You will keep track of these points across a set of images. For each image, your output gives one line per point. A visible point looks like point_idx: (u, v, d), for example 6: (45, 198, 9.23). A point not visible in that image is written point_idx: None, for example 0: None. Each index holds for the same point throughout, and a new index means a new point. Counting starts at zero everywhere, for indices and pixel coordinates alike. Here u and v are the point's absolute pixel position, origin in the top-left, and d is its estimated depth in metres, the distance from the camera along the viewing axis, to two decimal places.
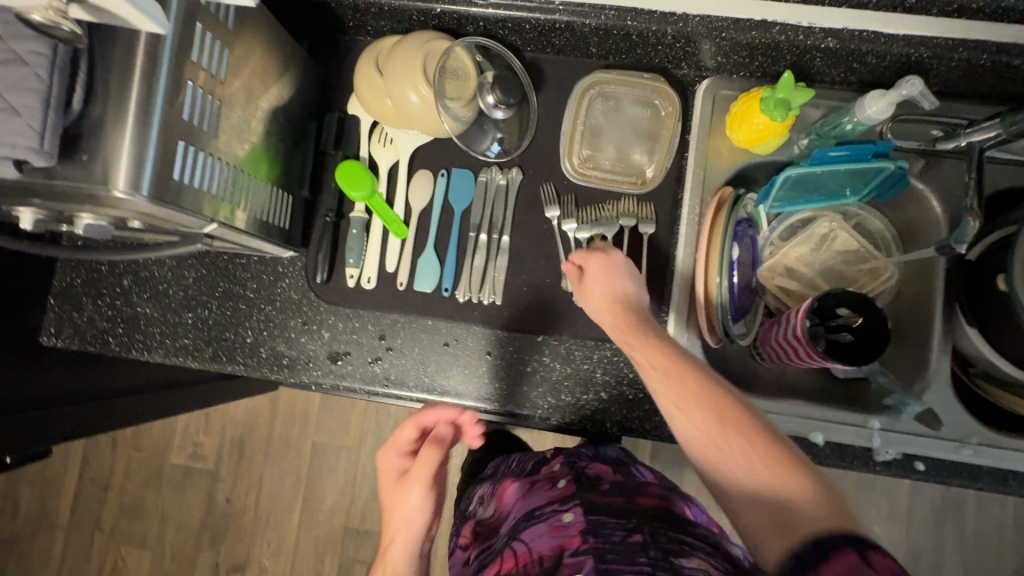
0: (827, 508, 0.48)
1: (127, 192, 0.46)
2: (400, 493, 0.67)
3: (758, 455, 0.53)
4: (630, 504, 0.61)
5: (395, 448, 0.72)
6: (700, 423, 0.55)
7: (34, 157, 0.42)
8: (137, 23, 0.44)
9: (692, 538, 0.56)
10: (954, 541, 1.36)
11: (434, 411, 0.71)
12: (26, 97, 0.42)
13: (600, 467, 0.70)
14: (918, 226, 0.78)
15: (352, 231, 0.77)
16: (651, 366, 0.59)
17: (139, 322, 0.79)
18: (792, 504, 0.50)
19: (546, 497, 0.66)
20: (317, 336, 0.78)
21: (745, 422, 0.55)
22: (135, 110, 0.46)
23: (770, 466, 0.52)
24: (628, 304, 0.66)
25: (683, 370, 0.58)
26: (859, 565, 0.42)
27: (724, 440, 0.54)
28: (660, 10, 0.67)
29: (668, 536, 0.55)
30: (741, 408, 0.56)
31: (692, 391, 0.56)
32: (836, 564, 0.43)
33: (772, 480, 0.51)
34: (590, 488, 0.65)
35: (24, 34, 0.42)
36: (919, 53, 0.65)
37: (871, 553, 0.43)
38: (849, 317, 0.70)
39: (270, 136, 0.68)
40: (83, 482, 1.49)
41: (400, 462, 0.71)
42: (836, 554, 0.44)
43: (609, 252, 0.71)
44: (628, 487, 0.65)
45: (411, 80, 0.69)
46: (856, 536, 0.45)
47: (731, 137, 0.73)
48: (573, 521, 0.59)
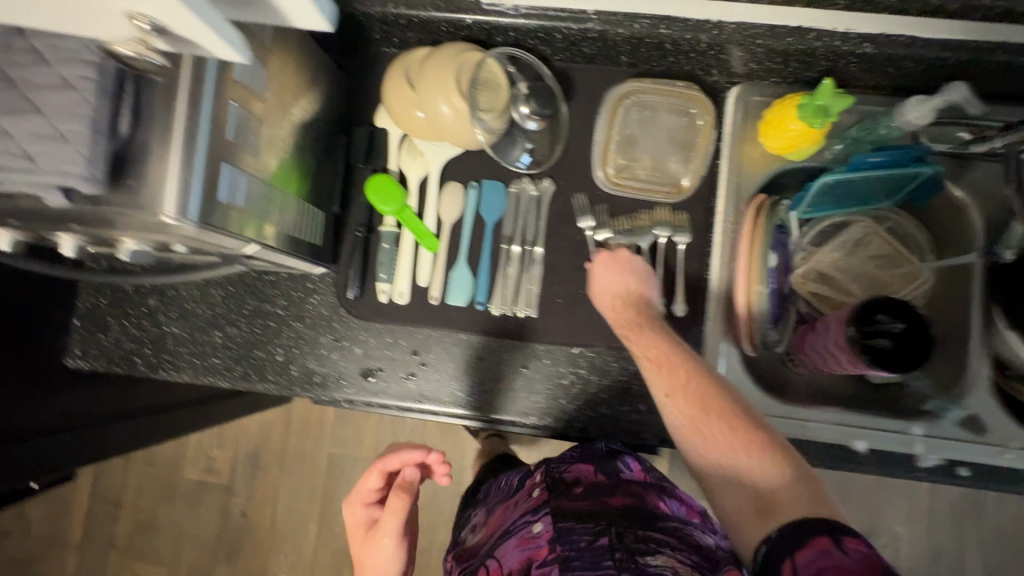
0: (805, 494, 0.51)
1: (175, 217, 0.45)
2: (372, 545, 0.72)
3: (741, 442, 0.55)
4: (601, 506, 0.60)
5: (360, 500, 0.76)
6: (688, 412, 0.59)
7: (83, 184, 0.41)
8: (218, 53, 0.37)
9: (660, 534, 0.57)
10: (974, 538, 1.36)
11: (399, 456, 0.73)
12: (73, 122, 0.40)
13: (580, 465, 0.67)
14: (952, 229, 0.77)
15: (384, 246, 0.77)
16: (645, 358, 0.64)
17: (167, 342, 0.78)
18: (771, 489, 0.52)
19: (522, 509, 0.66)
20: (349, 353, 0.76)
21: (732, 410, 0.57)
22: (181, 136, 0.44)
23: (753, 452, 0.54)
24: (633, 299, 0.69)
25: (675, 362, 0.61)
26: (832, 550, 0.44)
27: (708, 425, 0.57)
28: (694, 18, 0.67)
29: (635, 535, 0.56)
30: (729, 397, 0.59)
31: (681, 382, 0.60)
32: (813, 549, 0.45)
33: (754, 466, 0.54)
34: (563, 493, 0.63)
35: (67, 56, 0.40)
36: (957, 56, 0.64)
37: (846, 539, 0.45)
38: (888, 322, 0.67)
39: (302, 151, 0.67)
40: (98, 499, 1.47)
41: (367, 511, 0.76)
42: (814, 540, 0.46)
43: (615, 252, 0.73)
44: (601, 485, 0.64)
45: (444, 91, 0.68)
46: (832, 521, 0.47)
47: (764, 143, 0.72)
48: (542, 531, 0.59)
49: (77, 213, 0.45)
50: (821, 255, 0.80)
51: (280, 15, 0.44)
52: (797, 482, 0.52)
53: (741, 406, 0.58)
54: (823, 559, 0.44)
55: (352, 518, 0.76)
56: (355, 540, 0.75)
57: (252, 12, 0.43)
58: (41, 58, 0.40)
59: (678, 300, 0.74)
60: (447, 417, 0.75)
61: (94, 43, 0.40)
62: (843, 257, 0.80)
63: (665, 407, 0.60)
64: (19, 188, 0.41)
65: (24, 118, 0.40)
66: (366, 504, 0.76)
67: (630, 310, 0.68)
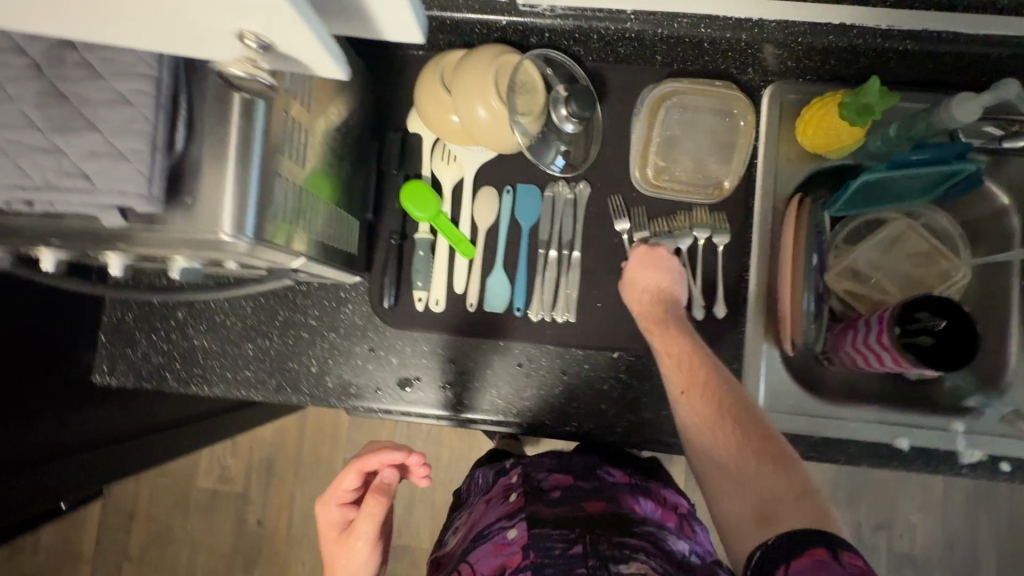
0: (808, 507, 0.51)
1: (233, 234, 0.43)
2: (346, 548, 0.70)
3: (751, 449, 0.56)
4: (576, 513, 0.61)
5: (335, 501, 0.72)
6: (703, 413, 0.59)
7: (142, 204, 0.40)
8: (318, 68, 0.35)
9: (634, 540, 0.58)
10: (989, 527, 1.29)
11: (379, 456, 0.69)
12: (133, 139, 0.39)
13: (558, 473, 0.69)
14: (985, 225, 0.77)
15: (419, 253, 0.75)
16: (667, 355, 0.64)
17: (197, 356, 0.76)
18: (773, 499, 0.52)
19: (498, 512, 0.66)
20: (385, 362, 0.75)
21: (746, 417, 0.58)
22: (234, 155, 0.43)
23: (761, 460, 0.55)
24: (660, 294, 0.69)
25: (694, 363, 0.62)
26: (828, 562, 0.44)
27: (721, 429, 0.58)
28: (736, 16, 0.66)
29: (608, 542, 0.57)
30: (743, 405, 0.59)
31: (700, 381, 0.61)
32: (809, 559, 0.45)
33: (760, 473, 0.54)
34: (540, 499, 0.64)
35: (126, 71, 0.39)
36: (998, 53, 0.64)
37: (843, 552, 0.45)
38: (931, 319, 0.67)
39: (341, 159, 0.65)
40: (106, 513, 1.37)
41: (342, 512, 0.72)
42: (811, 550, 0.46)
43: (652, 250, 0.72)
44: (576, 492, 0.65)
45: (482, 94, 0.66)
46: (830, 535, 0.47)
47: (802, 142, 0.72)
48: (517, 537, 0.60)
49: (131, 232, 0.44)
50: (857, 252, 0.79)
51: (375, 28, 0.42)
52: (800, 494, 0.52)
53: (754, 415, 0.59)
54: (820, 569, 0.44)
55: (325, 518, 0.72)
56: (327, 541, 0.72)
57: (348, 26, 0.42)
58: (98, 73, 0.39)
59: (718, 303, 0.74)
60: (485, 426, 0.75)
61: (151, 56, 0.39)
62: (878, 255, 0.79)
63: (680, 405, 0.61)
64: (77, 209, 0.40)
65: (81, 135, 0.39)
66: (341, 504, 0.72)
67: (653, 306, 0.68)
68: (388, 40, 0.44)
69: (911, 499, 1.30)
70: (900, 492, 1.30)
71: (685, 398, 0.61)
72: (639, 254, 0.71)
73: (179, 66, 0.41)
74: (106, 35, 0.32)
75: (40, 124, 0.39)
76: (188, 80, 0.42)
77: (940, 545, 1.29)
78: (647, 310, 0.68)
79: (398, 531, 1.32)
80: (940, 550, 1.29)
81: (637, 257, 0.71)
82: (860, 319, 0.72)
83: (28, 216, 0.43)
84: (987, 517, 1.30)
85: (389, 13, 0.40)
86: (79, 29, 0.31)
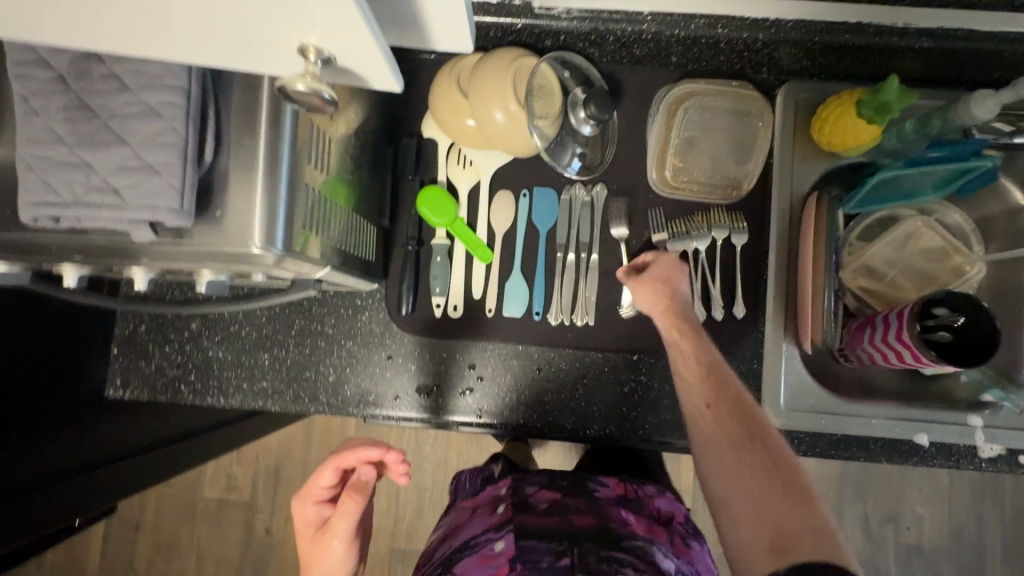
0: (827, 544, 0.49)
1: (263, 247, 0.42)
2: (322, 546, 0.70)
3: (772, 475, 0.54)
4: (565, 526, 0.63)
5: (310, 499, 0.71)
6: (725, 432, 0.58)
7: (174, 219, 0.39)
8: (376, 79, 0.34)
9: (622, 555, 0.59)
10: (997, 516, 1.31)
11: (355, 454, 0.68)
12: (164, 153, 0.38)
13: (547, 487, 0.70)
14: (999, 220, 0.78)
15: (436, 259, 0.75)
16: (691, 366, 0.63)
17: (212, 367, 0.75)
18: (791, 530, 0.50)
19: (484, 523, 0.66)
20: (403, 370, 0.75)
21: (769, 442, 0.57)
22: (263, 166, 0.42)
23: (781, 488, 0.53)
24: (681, 304, 0.68)
25: (718, 380, 0.61)
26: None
27: (745, 451, 0.56)
28: (752, 17, 0.66)
29: (597, 555, 0.58)
30: (766, 429, 0.58)
31: (726, 398, 0.60)
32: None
33: (779, 501, 0.52)
34: (530, 510, 0.66)
35: (156, 83, 0.38)
36: (1012, 49, 0.65)
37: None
38: (949, 316, 0.68)
39: (359, 165, 0.64)
40: (111, 524, 1.35)
41: (317, 511, 0.72)
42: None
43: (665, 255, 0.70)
44: (566, 507, 0.67)
45: (499, 98, 0.66)
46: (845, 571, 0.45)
47: (818, 141, 0.72)
48: (504, 549, 0.60)
49: (158, 246, 0.43)
50: (872, 250, 0.78)
51: (424, 35, 0.41)
52: (819, 529, 0.50)
53: (776, 441, 0.57)
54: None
55: (301, 516, 0.72)
56: (304, 539, 0.72)
57: (398, 33, 0.40)
58: (126, 86, 0.39)
59: (738, 303, 0.74)
60: (505, 432, 0.74)
61: (180, 68, 0.39)
62: (893, 252, 0.78)
63: (702, 419, 0.60)
64: (106, 225, 0.40)
65: (110, 149, 0.38)
66: (317, 501, 0.71)
67: (674, 316, 0.66)
68: (436, 46, 0.42)
69: (918, 491, 1.31)
70: (907, 484, 1.31)
71: (710, 412, 0.59)
72: (662, 262, 0.70)
73: (208, 76, 0.40)
74: (144, 46, 0.31)
75: (67, 138, 0.38)
76: (217, 91, 0.41)
77: (947, 535, 1.30)
78: (669, 320, 0.66)
79: (409, 536, 1.31)
80: (948, 540, 1.30)
81: (658, 265, 0.69)
82: (877, 316, 0.72)
83: (52, 233, 0.42)
84: (994, 507, 1.31)
85: (442, 19, 0.38)
86: (115, 40, 0.31)
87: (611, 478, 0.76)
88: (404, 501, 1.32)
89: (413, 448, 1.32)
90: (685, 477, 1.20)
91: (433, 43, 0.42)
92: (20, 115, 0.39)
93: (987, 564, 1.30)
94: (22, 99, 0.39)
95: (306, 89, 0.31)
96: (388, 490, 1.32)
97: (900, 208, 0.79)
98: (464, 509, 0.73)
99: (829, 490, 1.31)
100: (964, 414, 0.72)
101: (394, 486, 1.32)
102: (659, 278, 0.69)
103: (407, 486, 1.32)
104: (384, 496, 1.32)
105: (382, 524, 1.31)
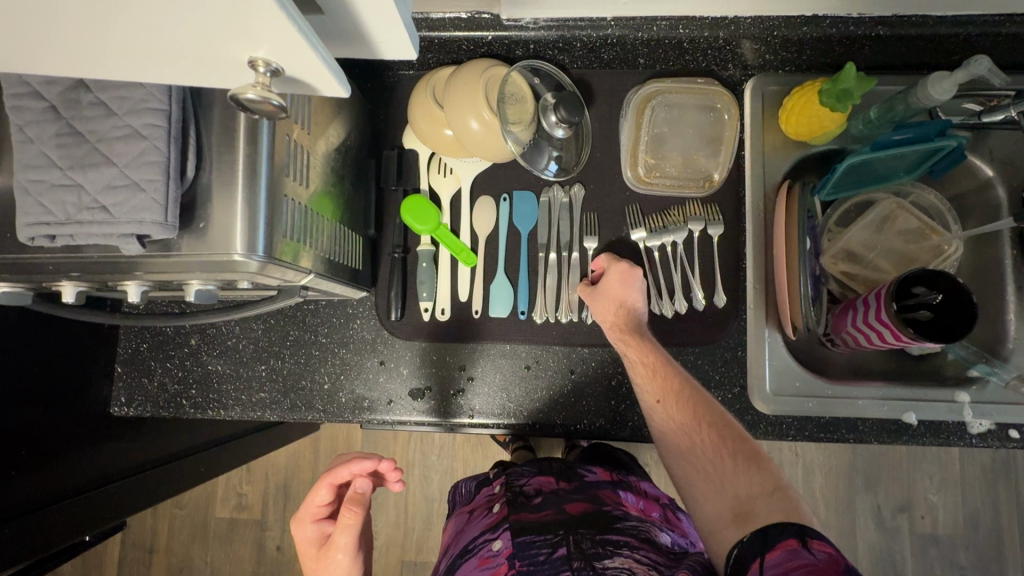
0: (781, 503, 0.54)
1: (245, 254, 0.45)
2: (326, 562, 0.71)
3: (723, 451, 0.60)
4: (561, 515, 0.64)
5: (309, 517, 0.73)
6: (678, 420, 0.63)
7: (160, 231, 0.42)
8: (324, 87, 0.37)
9: (618, 537, 0.61)
10: (1011, 500, 1.29)
11: (348, 468, 0.70)
12: (148, 171, 0.41)
13: (540, 478, 0.71)
14: (972, 198, 0.79)
15: (422, 265, 0.77)
16: (640, 363, 0.66)
17: (212, 380, 0.78)
18: (747, 497, 0.56)
19: (480, 525, 0.67)
20: (396, 374, 0.76)
21: (720, 421, 0.62)
22: (242, 180, 0.45)
23: (733, 461, 0.59)
24: (631, 313, 0.70)
25: (664, 374, 0.65)
26: (798, 550, 0.47)
27: (698, 435, 0.61)
28: (711, 16, 0.68)
29: (591, 541, 0.60)
30: (716, 410, 0.63)
31: (674, 389, 0.63)
32: (782, 550, 0.48)
33: (733, 473, 0.58)
34: (524, 506, 0.66)
35: (138, 107, 0.41)
36: (967, 32, 0.66)
37: (811, 540, 0.47)
38: (928, 294, 0.68)
39: (343, 178, 0.67)
40: (126, 547, 1.37)
41: (318, 527, 0.73)
42: (782, 541, 0.48)
43: (620, 263, 0.73)
44: (559, 495, 0.68)
45: (472, 107, 0.68)
46: (800, 527, 0.49)
47: (786, 131, 0.74)
48: (501, 548, 0.61)
49: (147, 259, 0.46)
50: (849, 234, 0.79)
51: (373, 48, 0.43)
52: (772, 491, 0.55)
53: (726, 418, 0.63)
54: (790, 559, 0.46)
55: (302, 536, 0.73)
56: (308, 557, 0.73)
57: (352, 46, 0.43)
58: (111, 111, 0.42)
59: (719, 291, 0.75)
60: (498, 429, 0.76)
61: (160, 92, 0.42)
62: (870, 235, 0.79)
63: (657, 414, 0.64)
64: (98, 241, 0.43)
65: (99, 170, 0.41)
66: (316, 519, 0.73)
67: (623, 327, 0.69)
68: (385, 59, 0.44)
69: (929, 479, 1.29)
70: (917, 472, 1.29)
71: (661, 406, 0.64)
72: (612, 273, 0.72)
73: (186, 100, 0.44)
74: (115, 68, 0.34)
75: (60, 163, 0.42)
76: (197, 113, 0.44)
77: (961, 522, 1.29)
78: (618, 329, 0.69)
79: (419, 547, 1.32)
80: (962, 528, 1.28)
81: (620, 268, 0.72)
82: (859, 298, 0.72)
83: (51, 252, 0.45)
84: (1009, 491, 1.29)
85: (385, 32, 0.40)
86: (91, 64, 0.33)
87: (598, 467, 0.77)
88: (412, 512, 1.33)
89: (418, 458, 1.33)
90: None
91: (383, 56, 0.44)
92: (16, 144, 0.42)
93: (1005, 550, 1.28)
94: (17, 128, 0.42)
95: (256, 97, 0.33)
96: (396, 501, 1.33)
97: (874, 192, 0.80)
98: (462, 513, 0.74)
99: (837, 481, 1.30)
100: (951, 391, 0.73)
101: (403, 497, 1.33)
102: (611, 294, 0.71)
103: (415, 495, 1.33)
104: (393, 507, 1.33)
105: (392, 536, 1.32)
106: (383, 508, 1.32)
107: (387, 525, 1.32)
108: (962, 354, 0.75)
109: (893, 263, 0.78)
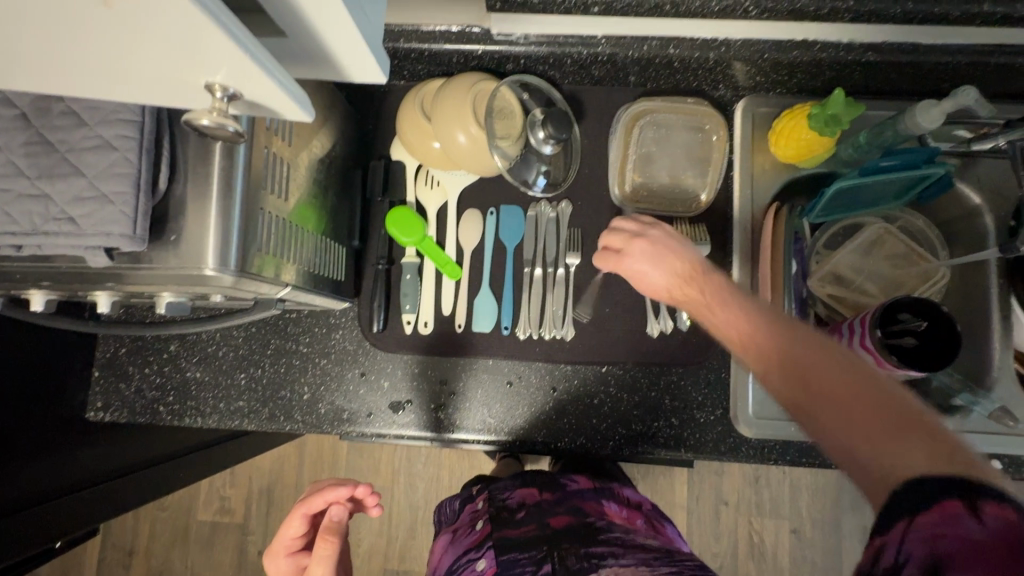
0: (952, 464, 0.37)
1: (216, 268, 0.44)
2: None
3: (876, 411, 0.43)
4: (544, 531, 0.63)
5: (284, 551, 0.72)
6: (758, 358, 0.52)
7: (127, 244, 0.41)
8: (288, 113, 0.37)
9: (602, 548, 0.60)
10: None
11: (322, 496, 0.69)
12: (118, 183, 0.41)
13: (523, 491, 0.71)
14: (960, 225, 0.79)
15: (406, 277, 0.76)
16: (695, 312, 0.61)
17: (190, 388, 0.77)
18: (908, 457, 0.39)
19: (463, 545, 0.66)
20: (376, 386, 0.76)
21: (819, 356, 0.48)
22: (216, 193, 0.44)
23: (895, 423, 0.41)
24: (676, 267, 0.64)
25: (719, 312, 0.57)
26: (964, 518, 0.34)
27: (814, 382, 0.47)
28: (702, 37, 0.67)
29: (576, 556, 0.58)
30: (805, 342, 0.50)
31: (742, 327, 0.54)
32: (935, 514, 0.35)
33: (889, 437, 0.41)
34: (507, 522, 0.65)
35: (112, 118, 0.41)
36: (958, 60, 0.66)
37: (984, 503, 0.34)
38: (912, 321, 0.66)
39: (328, 189, 0.67)
40: (105, 549, 1.35)
41: (294, 561, 0.72)
42: (942, 505, 0.35)
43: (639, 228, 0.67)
44: (543, 509, 0.67)
45: (460, 121, 0.68)
46: (956, 483, 0.36)
47: (775, 152, 0.74)
48: (486, 568, 0.60)
49: (118, 270, 0.45)
50: (838, 256, 0.77)
51: (341, 70, 0.42)
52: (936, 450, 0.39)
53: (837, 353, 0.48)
54: (950, 527, 0.34)
55: (277, 570, 0.72)
56: None
57: (316, 69, 0.42)
58: (82, 121, 0.41)
59: None
60: (480, 445, 0.75)
61: (133, 104, 0.41)
62: (859, 258, 0.77)
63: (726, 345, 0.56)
64: (66, 252, 0.42)
65: (67, 181, 0.41)
66: (290, 552, 0.73)
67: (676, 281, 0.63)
68: (354, 81, 0.44)
69: None
70: None
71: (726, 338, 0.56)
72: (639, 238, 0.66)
73: (160, 115, 0.43)
74: (95, 90, 0.33)
75: (28, 172, 0.41)
76: (171, 125, 0.43)
77: None
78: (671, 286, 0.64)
79: (402, 556, 1.30)
80: None
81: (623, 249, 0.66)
82: (844, 323, 0.71)
83: (19, 261, 0.45)
84: None
85: (351, 55, 0.40)
86: (69, 85, 0.33)
87: (580, 475, 0.76)
88: (396, 521, 1.31)
89: (403, 466, 1.32)
90: (678, 490, 1.25)
91: (353, 79, 0.43)
92: None
93: None
94: None
95: (212, 123, 0.33)
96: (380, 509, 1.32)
97: (862, 216, 0.80)
98: (447, 533, 0.73)
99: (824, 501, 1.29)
100: None
101: (386, 505, 1.32)
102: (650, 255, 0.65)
103: (399, 503, 1.31)
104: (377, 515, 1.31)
105: (375, 544, 1.31)
106: (366, 517, 1.31)
107: (370, 534, 1.31)
108: (946, 383, 0.74)
109: (879, 287, 0.78)
